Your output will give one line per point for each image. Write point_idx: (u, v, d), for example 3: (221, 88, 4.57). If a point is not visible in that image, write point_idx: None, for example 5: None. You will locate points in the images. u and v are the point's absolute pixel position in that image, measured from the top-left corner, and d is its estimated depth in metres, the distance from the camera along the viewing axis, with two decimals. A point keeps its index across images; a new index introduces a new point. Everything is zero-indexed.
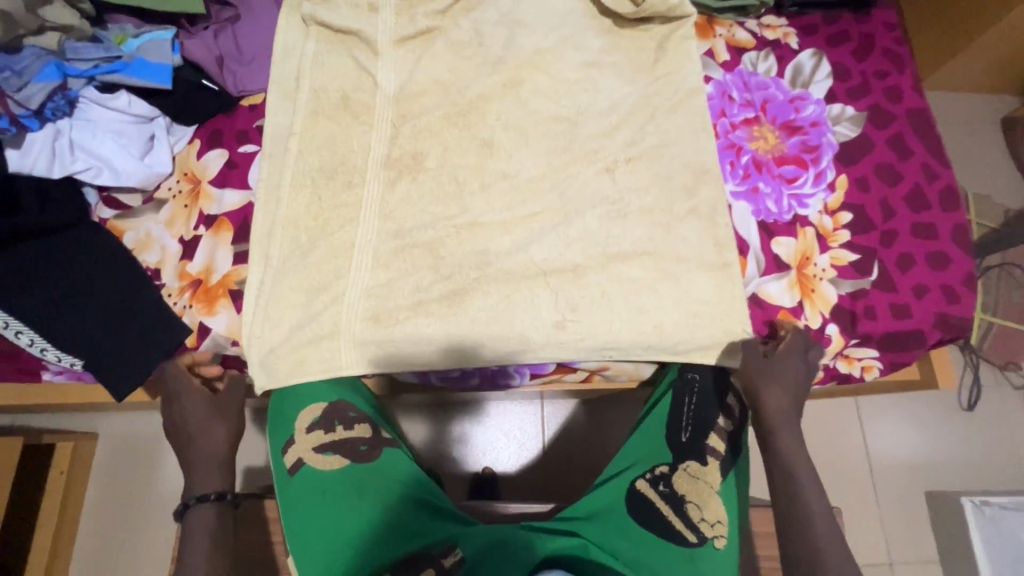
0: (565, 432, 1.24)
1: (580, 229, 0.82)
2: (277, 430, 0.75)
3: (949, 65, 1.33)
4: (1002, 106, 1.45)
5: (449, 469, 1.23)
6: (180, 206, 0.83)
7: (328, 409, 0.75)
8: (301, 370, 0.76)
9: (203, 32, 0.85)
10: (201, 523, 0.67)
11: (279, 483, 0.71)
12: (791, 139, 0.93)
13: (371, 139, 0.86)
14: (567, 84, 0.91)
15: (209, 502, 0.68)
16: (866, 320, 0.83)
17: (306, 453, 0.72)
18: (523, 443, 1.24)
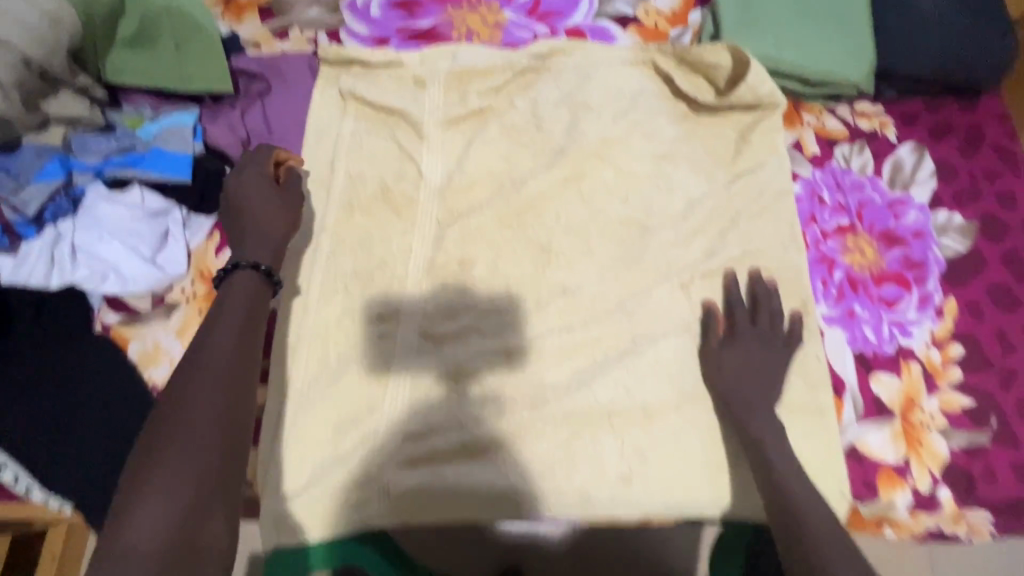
0: None
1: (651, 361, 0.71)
2: None
3: None
4: None
5: None
6: (194, 312, 0.72)
7: None
8: (324, 521, 0.65)
9: (230, 111, 0.76)
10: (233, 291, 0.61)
11: None
12: (891, 252, 0.81)
13: (413, 240, 0.76)
14: (637, 179, 0.80)
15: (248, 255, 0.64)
16: (983, 484, 0.71)
17: None
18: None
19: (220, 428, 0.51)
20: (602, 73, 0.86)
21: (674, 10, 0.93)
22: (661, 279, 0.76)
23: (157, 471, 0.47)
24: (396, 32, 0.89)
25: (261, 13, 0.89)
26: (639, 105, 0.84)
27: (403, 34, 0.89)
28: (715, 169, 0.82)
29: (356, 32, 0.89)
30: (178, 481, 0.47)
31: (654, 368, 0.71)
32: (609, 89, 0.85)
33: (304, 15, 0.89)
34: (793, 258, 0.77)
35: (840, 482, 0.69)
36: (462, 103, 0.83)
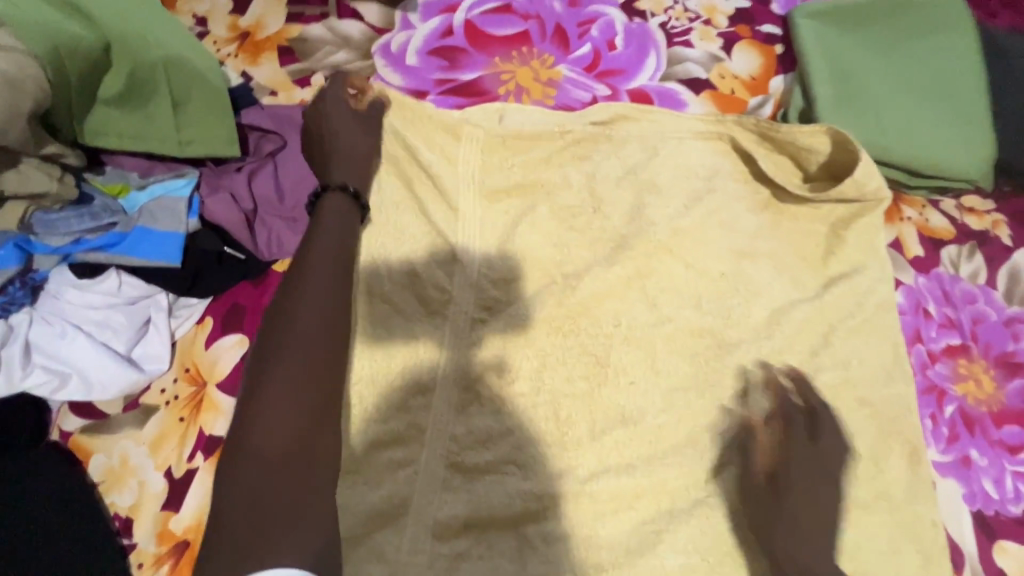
0: None
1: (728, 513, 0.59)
2: None
3: None
4: None
5: None
6: (174, 419, 0.59)
7: None
8: None
9: (235, 175, 0.65)
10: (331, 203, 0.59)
11: None
12: (1011, 383, 0.68)
13: (443, 340, 0.63)
14: (712, 280, 0.67)
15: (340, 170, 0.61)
16: None
17: None
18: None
19: (324, 332, 0.52)
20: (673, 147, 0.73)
21: (752, 75, 0.82)
22: (739, 406, 0.63)
23: (298, 319, 0.51)
24: (435, 85, 0.77)
25: (281, 53, 0.77)
26: (715, 188, 0.72)
27: (443, 86, 0.77)
28: (804, 270, 0.69)
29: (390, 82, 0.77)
30: (296, 386, 0.48)
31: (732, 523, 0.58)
32: (681, 166, 0.72)
33: (332, 58, 0.78)
34: (898, 390, 0.64)
35: None
36: (508, 175, 0.70)
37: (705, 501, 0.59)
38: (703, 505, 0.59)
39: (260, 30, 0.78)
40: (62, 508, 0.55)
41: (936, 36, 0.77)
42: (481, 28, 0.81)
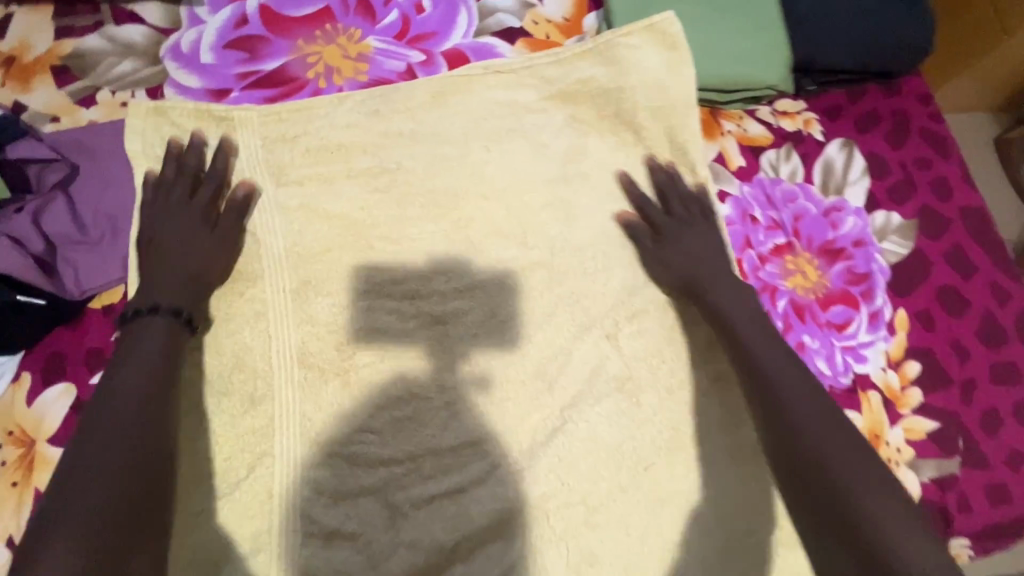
0: None
1: (584, 439, 0.62)
2: None
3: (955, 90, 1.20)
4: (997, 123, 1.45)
5: None
6: (6, 485, 0.57)
7: None
8: None
9: (16, 219, 0.61)
10: (147, 334, 0.53)
11: None
12: (833, 268, 0.73)
13: (272, 331, 0.62)
14: (535, 214, 0.69)
15: (158, 317, 0.54)
16: (961, 516, 0.65)
17: None
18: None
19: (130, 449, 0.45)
20: (485, 89, 0.73)
21: (566, 17, 0.81)
22: (581, 331, 0.66)
23: (89, 492, 0.41)
24: (237, 79, 0.73)
25: (56, 73, 0.70)
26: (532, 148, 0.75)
27: (246, 81, 0.73)
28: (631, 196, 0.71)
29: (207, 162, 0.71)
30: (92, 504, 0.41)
31: (591, 450, 0.61)
32: (488, 115, 0.72)
33: (116, 70, 0.72)
34: None
35: None
36: (319, 156, 0.69)
37: (560, 427, 0.62)
38: (559, 432, 0.62)
39: (26, 51, 0.71)
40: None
41: None
42: (276, 10, 0.76)
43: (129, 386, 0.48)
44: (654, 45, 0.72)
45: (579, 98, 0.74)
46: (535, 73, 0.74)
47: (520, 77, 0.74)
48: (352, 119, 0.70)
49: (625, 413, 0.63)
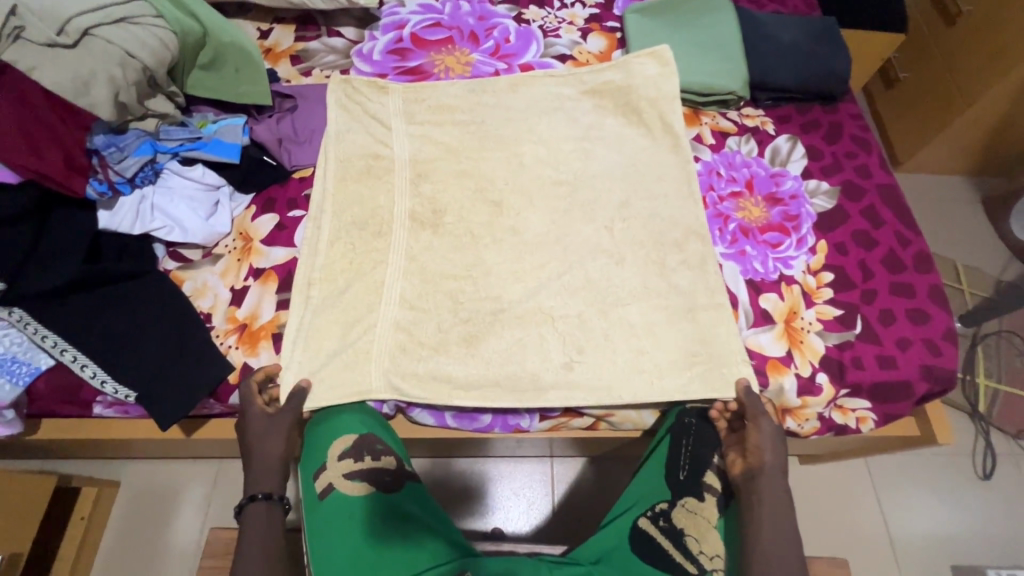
0: (574, 490, 1.31)
1: (581, 282, 0.93)
2: (309, 456, 0.82)
3: (927, 152, 1.81)
4: (937, 190, 1.89)
5: (477, 521, 1.28)
6: (233, 260, 0.95)
7: (359, 440, 0.82)
8: (334, 394, 0.84)
9: (268, 119, 1.03)
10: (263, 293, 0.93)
11: (309, 505, 0.79)
12: (774, 209, 1.05)
13: (394, 196, 1.00)
14: (565, 154, 1.06)
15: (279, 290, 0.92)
16: (854, 370, 0.89)
17: (335, 480, 0.80)
18: (519, 495, 1.31)
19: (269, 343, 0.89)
20: (542, 81, 1.14)
21: (601, 50, 1.24)
22: (588, 220, 0.99)
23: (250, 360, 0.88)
24: (391, 70, 1.19)
25: (292, 59, 1.19)
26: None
27: (398, 70, 1.19)
28: (628, 152, 1.07)
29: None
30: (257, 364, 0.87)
31: (585, 289, 0.93)
32: (542, 97, 1.12)
33: (324, 60, 1.20)
34: (692, 205, 1.01)
35: (732, 353, 0.88)
36: (435, 109, 1.09)
37: (568, 272, 0.94)
38: (566, 274, 0.94)
39: (278, 46, 1.21)
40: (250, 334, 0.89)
41: (710, 15, 1.20)
42: (421, 35, 1.23)
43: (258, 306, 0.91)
44: (654, 63, 1.13)
45: (602, 91, 1.13)
46: (576, 78, 1.14)
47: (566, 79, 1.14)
48: (457, 90, 1.12)
49: (610, 272, 0.94)
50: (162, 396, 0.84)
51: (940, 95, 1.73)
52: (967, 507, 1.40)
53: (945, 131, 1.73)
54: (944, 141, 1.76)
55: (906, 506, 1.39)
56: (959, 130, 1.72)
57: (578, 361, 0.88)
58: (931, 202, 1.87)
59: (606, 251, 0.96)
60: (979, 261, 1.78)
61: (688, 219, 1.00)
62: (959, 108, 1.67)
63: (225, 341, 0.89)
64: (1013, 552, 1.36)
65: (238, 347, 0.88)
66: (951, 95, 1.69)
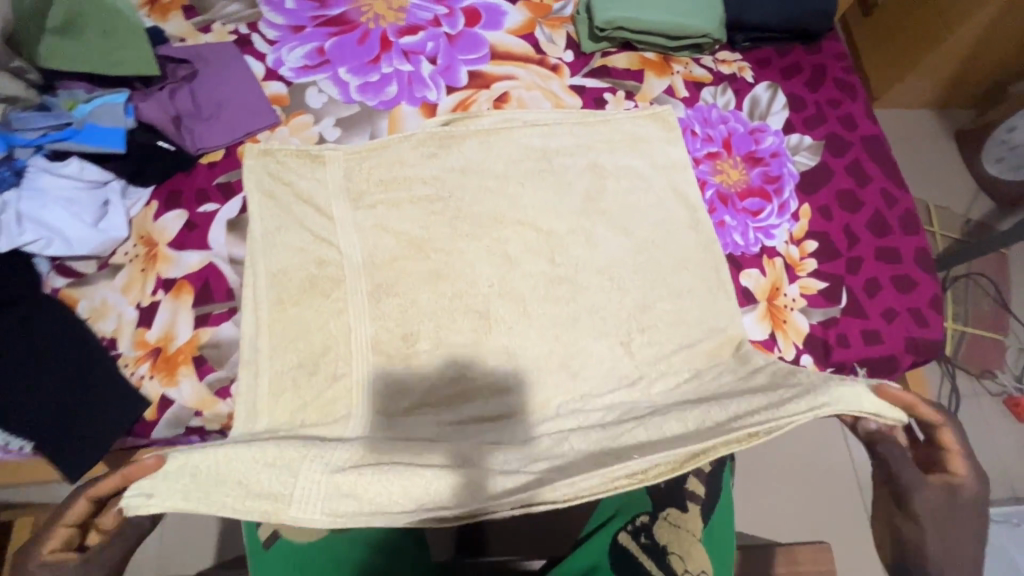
0: None
1: (609, 410, 0.72)
2: None
3: (914, 76, 1.68)
4: (908, 127, 1.83)
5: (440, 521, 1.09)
6: (137, 270, 0.80)
7: None
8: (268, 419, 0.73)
9: (159, 93, 0.85)
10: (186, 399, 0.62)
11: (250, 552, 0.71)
12: (753, 170, 0.95)
13: (323, 182, 0.85)
14: (561, 239, 0.85)
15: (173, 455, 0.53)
16: (839, 349, 0.84)
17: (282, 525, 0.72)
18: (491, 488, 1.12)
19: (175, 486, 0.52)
20: None
21: None
22: (550, 197, 0.87)
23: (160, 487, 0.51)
24: (309, 20, 1.00)
25: (185, 11, 0.98)
26: (526, 78, 0.98)
27: (317, 21, 1.00)
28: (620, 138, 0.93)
29: (282, 75, 0.95)
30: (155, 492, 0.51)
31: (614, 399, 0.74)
32: (522, 157, 0.90)
33: (225, 10, 0.99)
34: (666, 175, 0.91)
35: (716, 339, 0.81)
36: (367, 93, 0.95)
37: (529, 260, 0.83)
38: (528, 263, 0.83)
39: None
40: (165, 360, 0.76)
41: None
42: None
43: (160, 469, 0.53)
44: (657, 127, 0.94)
45: None
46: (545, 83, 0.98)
47: (545, 128, 0.92)
48: None
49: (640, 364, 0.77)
50: (67, 446, 0.71)
51: (933, 7, 1.56)
52: None
53: (942, 46, 1.57)
54: (941, 56, 1.61)
55: None
56: (956, 44, 1.57)
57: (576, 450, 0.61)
58: (905, 141, 1.80)
59: (572, 232, 0.86)
60: (948, 199, 1.75)
61: (661, 191, 0.90)
62: (960, 16, 1.51)
63: (136, 371, 0.76)
64: None
65: (152, 376, 0.75)
66: (946, 8, 1.54)
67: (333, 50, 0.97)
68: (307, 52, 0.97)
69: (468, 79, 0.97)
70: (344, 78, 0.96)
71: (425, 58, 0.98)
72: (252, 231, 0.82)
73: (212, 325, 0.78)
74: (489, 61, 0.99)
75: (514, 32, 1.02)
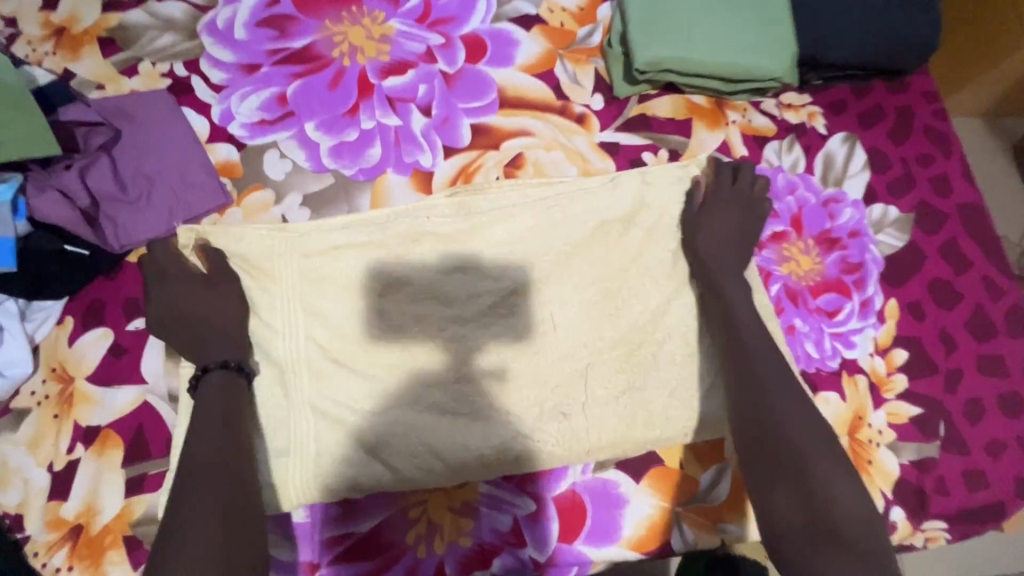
0: None
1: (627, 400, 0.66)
2: None
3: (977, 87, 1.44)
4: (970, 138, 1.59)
5: None
6: (48, 417, 0.62)
7: None
8: None
9: (65, 175, 0.66)
10: (211, 395, 0.58)
11: None
12: (829, 256, 0.76)
13: (289, 289, 0.66)
14: (592, 357, 0.67)
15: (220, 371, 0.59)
16: (937, 498, 0.68)
17: None
18: None
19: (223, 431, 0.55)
20: None
21: (581, 6, 0.84)
22: (579, 299, 0.69)
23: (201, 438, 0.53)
24: (266, 56, 0.77)
25: (102, 45, 0.76)
26: (545, 133, 0.77)
27: (275, 57, 0.77)
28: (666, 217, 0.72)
29: (231, 133, 0.74)
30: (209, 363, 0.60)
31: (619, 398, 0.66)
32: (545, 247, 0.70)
33: (156, 44, 0.77)
34: None
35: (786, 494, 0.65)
36: (345, 157, 0.74)
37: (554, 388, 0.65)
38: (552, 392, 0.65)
39: (75, 24, 0.76)
40: (88, 547, 0.59)
41: None
42: None
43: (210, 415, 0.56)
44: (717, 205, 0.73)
45: None
46: (569, 140, 0.78)
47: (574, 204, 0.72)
48: None
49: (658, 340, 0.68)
50: None
51: None
52: None
53: None
54: None
55: None
56: None
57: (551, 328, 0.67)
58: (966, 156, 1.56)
59: (607, 348, 0.68)
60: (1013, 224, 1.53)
61: None
62: None
63: (50, 561, 0.58)
64: None
65: (72, 569, 0.58)
66: None
67: (298, 98, 0.76)
68: (265, 100, 0.76)
69: (471, 136, 0.76)
70: (313, 137, 0.75)
71: (417, 107, 0.77)
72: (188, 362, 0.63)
73: (149, 493, 0.60)
74: (498, 111, 0.78)
75: (530, 68, 0.80)
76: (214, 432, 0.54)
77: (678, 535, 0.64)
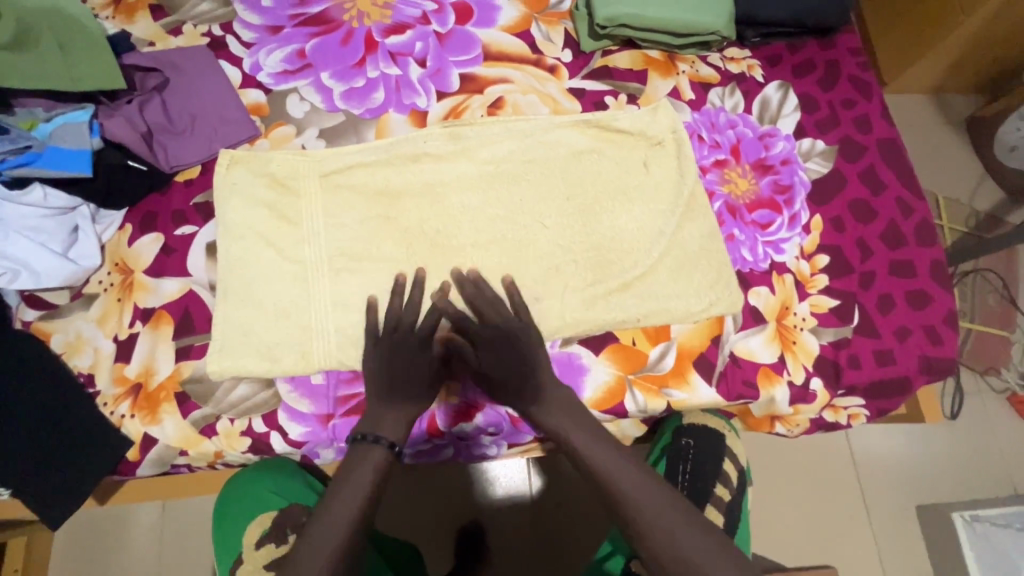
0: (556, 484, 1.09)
1: (587, 291, 0.79)
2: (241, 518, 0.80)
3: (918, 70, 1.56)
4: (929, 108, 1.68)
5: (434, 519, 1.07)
6: (113, 300, 0.76)
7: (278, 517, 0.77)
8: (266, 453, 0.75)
9: (127, 108, 0.81)
10: (368, 458, 0.65)
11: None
12: (763, 179, 0.89)
13: (308, 200, 0.80)
14: (558, 257, 0.80)
15: (377, 444, 0.66)
16: (850, 371, 0.81)
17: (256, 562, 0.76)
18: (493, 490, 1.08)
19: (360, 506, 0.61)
20: None
21: None
22: (547, 212, 0.83)
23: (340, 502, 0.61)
24: (288, 19, 0.92)
25: (153, 11, 0.91)
26: (521, 81, 0.92)
27: (296, 20, 0.92)
28: (621, 147, 0.87)
29: (260, 81, 0.89)
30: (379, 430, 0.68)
31: (582, 288, 0.79)
32: (517, 170, 0.84)
33: (197, 9, 0.92)
34: (675, 183, 0.85)
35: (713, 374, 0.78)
36: (353, 101, 0.89)
37: (527, 280, 0.79)
38: (524, 283, 0.79)
39: None
40: (147, 398, 0.72)
41: None
42: None
43: (355, 492, 0.62)
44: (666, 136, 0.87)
45: None
46: (542, 86, 0.92)
47: (542, 136, 0.86)
48: None
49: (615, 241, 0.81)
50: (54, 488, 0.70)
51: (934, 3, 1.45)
52: (934, 446, 1.34)
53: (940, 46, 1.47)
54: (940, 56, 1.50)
55: (876, 441, 1.32)
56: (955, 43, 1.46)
57: (521, 234, 0.81)
58: (925, 122, 1.65)
59: (571, 249, 0.81)
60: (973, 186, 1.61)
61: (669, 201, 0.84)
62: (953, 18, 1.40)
63: (116, 410, 0.72)
64: (986, 490, 1.33)
65: (133, 416, 0.72)
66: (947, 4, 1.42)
67: (314, 53, 0.91)
68: (287, 54, 0.90)
69: (460, 83, 0.91)
70: (327, 84, 0.89)
71: (414, 60, 0.92)
72: (224, 257, 0.77)
73: (194, 359, 0.74)
74: (482, 63, 0.92)
75: (509, 29, 0.95)
76: (356, 494, 0.62)
77: (632, 399, 0.77)
